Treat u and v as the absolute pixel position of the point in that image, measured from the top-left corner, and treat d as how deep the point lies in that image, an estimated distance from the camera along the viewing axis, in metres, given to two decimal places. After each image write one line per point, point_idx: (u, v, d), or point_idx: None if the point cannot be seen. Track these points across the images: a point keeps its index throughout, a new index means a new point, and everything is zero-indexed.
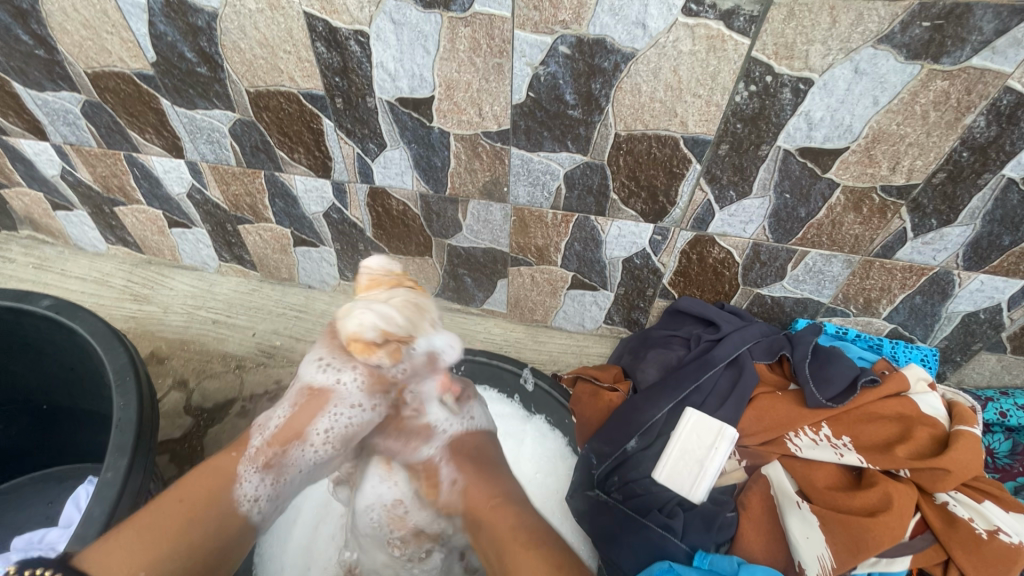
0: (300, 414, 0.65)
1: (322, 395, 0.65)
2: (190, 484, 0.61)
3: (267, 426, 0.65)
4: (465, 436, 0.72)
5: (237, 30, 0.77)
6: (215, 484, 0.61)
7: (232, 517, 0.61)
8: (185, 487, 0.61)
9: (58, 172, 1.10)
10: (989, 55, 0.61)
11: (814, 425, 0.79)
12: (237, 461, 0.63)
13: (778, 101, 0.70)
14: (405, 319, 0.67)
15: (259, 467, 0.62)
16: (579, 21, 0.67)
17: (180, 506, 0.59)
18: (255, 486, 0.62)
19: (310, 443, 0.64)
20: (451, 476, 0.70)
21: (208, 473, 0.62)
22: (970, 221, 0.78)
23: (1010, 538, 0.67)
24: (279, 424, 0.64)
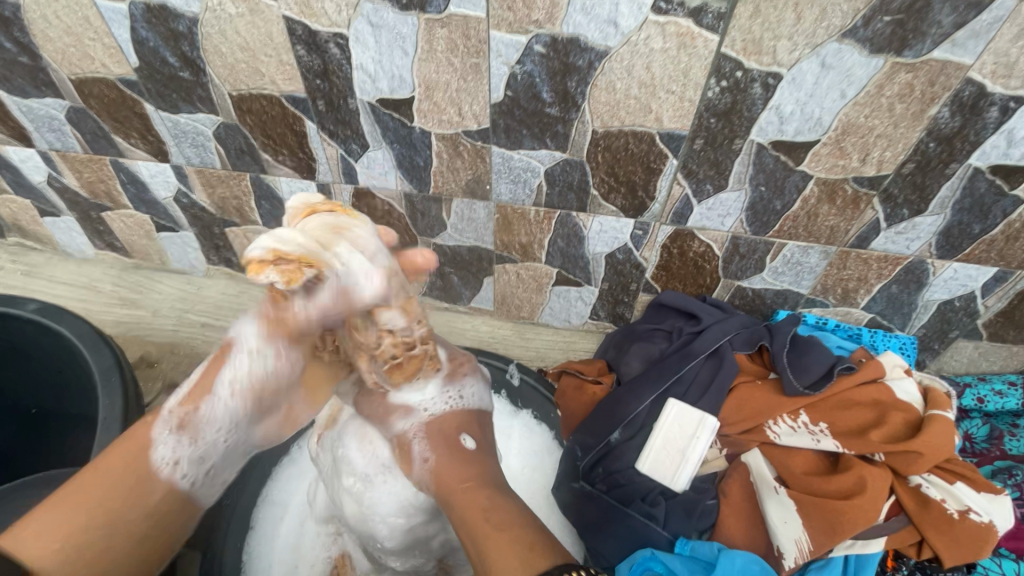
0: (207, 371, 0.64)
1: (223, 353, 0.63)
2: (110, 454, 0.60)
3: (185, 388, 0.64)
4: (446, 415, 0.73)
5: (218, 34, 0.78)
6: (132, 454, 0.60)
7: (152, 485, 0.61)
8: (106, 457, 0.60)
9: (45, 178, 1.11)
10: (949, 47, 0.63)
11: (793, 413, 0.80)
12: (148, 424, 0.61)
13: (749, 96, 0.71)
14: (310, 239, 0.55)
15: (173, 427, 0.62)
16: (553, 20, 0.68)
17: (92, 477, 0.58)
18: (166, 447, 0.61)
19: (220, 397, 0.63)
20: (424, 453, 0.71)
21: (125, 442, 0.61)
22: (940, 211, 0.79)
23: (979, 517, 0.70)
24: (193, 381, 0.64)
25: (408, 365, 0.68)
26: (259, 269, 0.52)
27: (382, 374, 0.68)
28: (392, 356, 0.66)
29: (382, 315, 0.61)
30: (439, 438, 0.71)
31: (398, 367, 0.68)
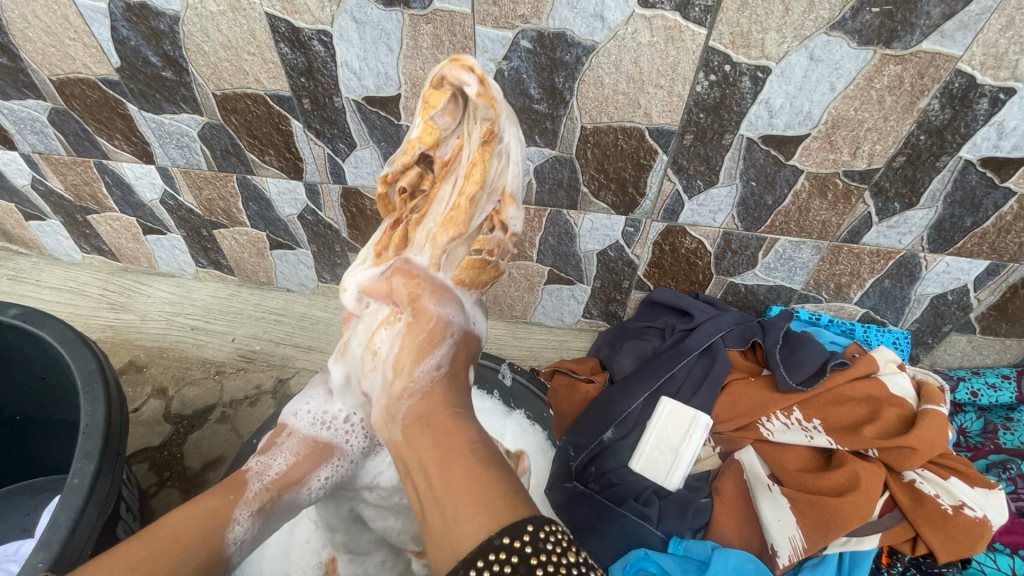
0: (298, 462, 0.55)
1: (325, 446, 0.57)
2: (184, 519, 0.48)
3: (268, 470, 0.55)
4: (468, 340, 0.58)
5: (200, 33, 0.77)
6: (208, 524, 0.48)
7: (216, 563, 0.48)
8: (179, 521, 0.48)
9: (29, 182, 1.09)
10: (938, 39, 0.62)
11: (786, 409, 0.80)
12: (233, 502, 0.50)
13: (738, 90, 0.71)
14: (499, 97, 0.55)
15: (256, 510, 0.51)
16: (539, 15, 0.67)
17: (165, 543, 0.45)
18: (246, 530, 0.50)
19: (308, 489, 0.55)
20: (441, 359, 0.53)
21: (199, 513, 0.49)
22: (931, 204, 0.79)
23: (975, 513, 0.69)
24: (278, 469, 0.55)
25: (487, 268, 0.59)
26: (461, 67, 0.52)
27: (454, 262, 0.58)
28: (484, 254, 0.58)
29: (507, 211, 0.57)
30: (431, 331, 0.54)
31: (478, 264, 0.58)
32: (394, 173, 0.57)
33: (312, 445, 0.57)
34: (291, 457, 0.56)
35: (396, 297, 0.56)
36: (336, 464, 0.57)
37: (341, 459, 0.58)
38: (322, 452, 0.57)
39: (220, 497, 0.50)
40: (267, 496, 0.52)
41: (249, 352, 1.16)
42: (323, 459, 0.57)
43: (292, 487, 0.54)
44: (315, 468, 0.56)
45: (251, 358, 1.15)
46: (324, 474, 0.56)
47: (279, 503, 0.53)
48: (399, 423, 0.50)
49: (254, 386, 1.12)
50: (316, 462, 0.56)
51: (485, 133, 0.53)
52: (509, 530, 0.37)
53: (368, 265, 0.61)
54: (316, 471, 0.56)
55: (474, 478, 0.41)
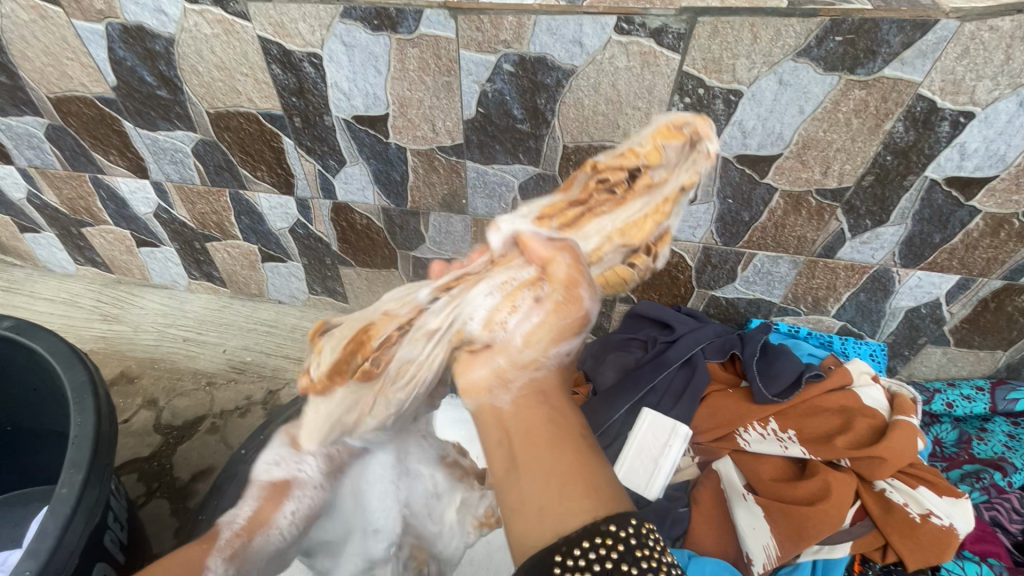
0: (264, 506, 0.65)
1: (284, 485, 0.66)
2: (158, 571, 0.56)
3: (237, 516, 0.65)
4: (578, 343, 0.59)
5: (195, 55, 0.80)
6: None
7: None
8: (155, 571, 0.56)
9: (25, 195, 1.11)
10: (899, 66, 0.65)
11: (762, 420, 0.82)
12: (208, 549, 0.59)
13: (712, 113, 0.73)
14: None
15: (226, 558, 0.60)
16: (520, 40, 0.70)
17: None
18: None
19: (276, 527, 0.65)
20: (569, 348, 0.53)
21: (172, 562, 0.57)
22: (901, 221, 0.82)
23: (941, 521, 0.72)
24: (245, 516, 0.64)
25: (621, 281, 0.64)
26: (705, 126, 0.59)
27: (607, 265, 0.61)
28: (630, 266, 0.63)
29: (660, 249, 0.64)
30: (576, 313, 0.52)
31: (619, 277, 0.63)
32: (608, 164, 0.61)
33: (273, 486, 0.67)
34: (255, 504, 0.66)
35: (553, 270, 0.53)
36: (300, 495, 0.67)
37: (303, 489, 0.67)
38: (283, 490, 0.66)
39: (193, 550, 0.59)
40: (237, 544, 0.62)
41: (240, 363, 1.17)
42: (284, 496, 0.66)
43: (260, 529, 0.64)
44: (281, 506, 0.66)
45: (241, 369, 1.17)
46: (291, 510, 0.66)
47: (248, 546, 0.63)
48: (515, 392, 0.49)
49: (244, 398, 1.13)
50: (277, 502, 0.66)
51: (684, 183, 0.60)
52: (614, 517, 0.39)
53: (528, 219, 0.60)
54: (281, 510, 0.66)
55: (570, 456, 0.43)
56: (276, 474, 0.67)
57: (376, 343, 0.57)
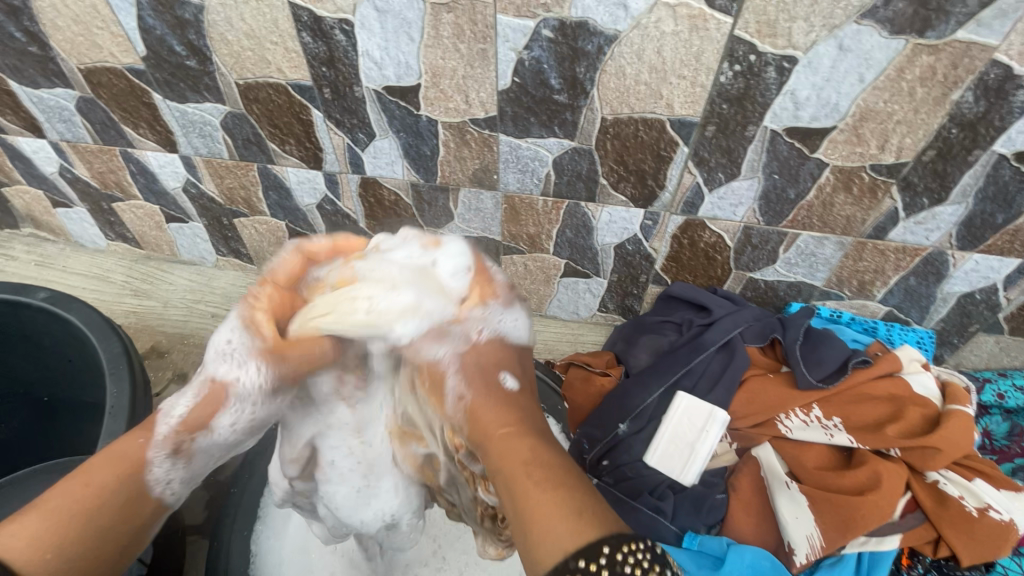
0: (197, 409, 0.52)
1: (221, 390, 0.53)
2: (98, 466, 0.48)
3: (171, 413, 0.52)
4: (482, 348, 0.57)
5: (225, 22, 0.78)
6: (119, 473, 0.48)
7: (143, 504, 0.49)
8: (92, 469, 0.48)
9: (57, 169, 1.12)
10: (974, 28, 0.60)
11: (805, 407, 0.79)
12: (143, 445, 0.50)
13: (763, 81, 0.69)
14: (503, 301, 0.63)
15: (170, 452, 0.50)
16: (561, 4, 0.67)
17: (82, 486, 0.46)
18: (168, 471, 0.51)
19: (218, 431, 0.53)
20: (458, 390, 0.55)
21: (111, 457, 0.49)
22: (962, 200, 0.77)
23: (1000, 515, 0.69)
24: (182, 411, 0.52)
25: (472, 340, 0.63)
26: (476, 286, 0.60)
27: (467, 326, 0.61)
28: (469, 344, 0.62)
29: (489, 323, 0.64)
30: (494, 376, 0.56)
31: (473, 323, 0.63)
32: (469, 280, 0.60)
33: (212, 388, 0.53)
34: (196, 399, 0.52)
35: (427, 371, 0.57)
36: (237, 407, 0.53)
37: (240, 402, 0.53)
38: (220, 397, 0.53)
39: (130, 441, 0.50)
40: (181, 441, 0.51)
41: None
42: (221, 404, 0.53)
43: (199, 431, 0.52)
44: (218, 412, 0.53)
45: None
46: (229, 421, 0.53)
47: (190, 446, 0.52)
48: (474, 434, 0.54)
49: None
50: (215, 407, 0.52)
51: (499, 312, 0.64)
52: (584, 553, 0.42)
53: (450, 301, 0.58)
54: (227, 430, 0.53)
55: (566, 471, 0.47)
56: (219, 373, 0.53)
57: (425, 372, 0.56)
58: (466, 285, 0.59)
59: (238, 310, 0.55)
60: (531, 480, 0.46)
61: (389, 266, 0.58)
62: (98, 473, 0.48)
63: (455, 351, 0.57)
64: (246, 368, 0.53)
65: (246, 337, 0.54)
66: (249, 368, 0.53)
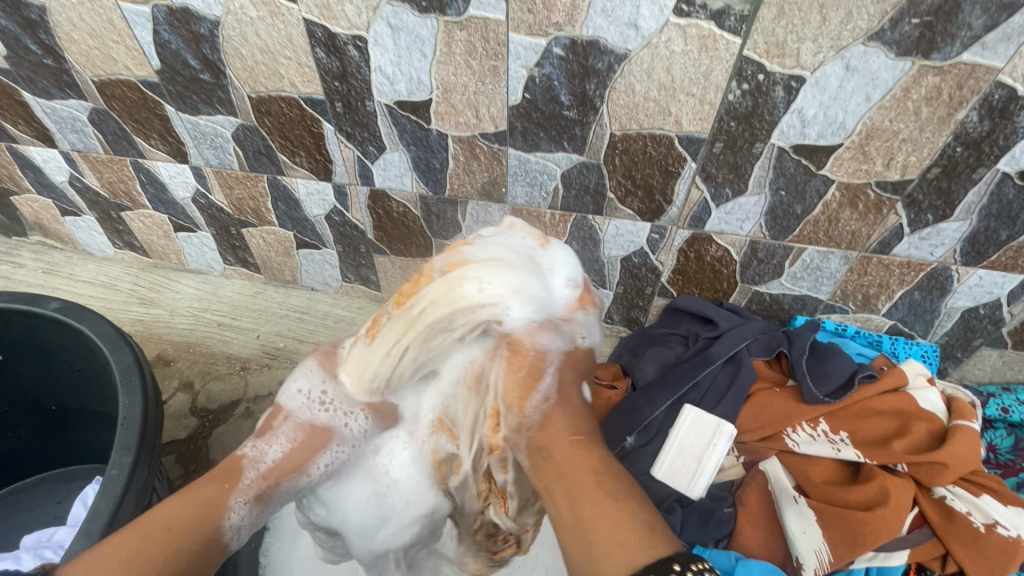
0: (299, 451, 0.65)
1: (324, 434, 0.67)
2: (173, 509, 0.55)
3: (264, 458, 0.63)
4: (573, 353, 0.66)
5: (239, 37, 0.79)
6: (201, 514, 0.56)
7: (216, 544, 0.57)
8: (167, 511, 0.55)
9: (67, 178, 1.12)
10: (979, 50, 0.61)
11: (812, 421, 0.80)
12: (228, 489, 0.59)
13: (771, 100, 0.70)
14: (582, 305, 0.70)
15: (251, 498, 0.61)
16: (573, 23, 0.68)
17: (165, 532, 0.53)
18: (241, 518, 0.60)
19: (308, 475, 0.66)
20: (548, 389, 0.60)
21: (194, 503, 0.57)
22: (966, 217, 0.78)
23: (1008, 532, 0.69)
24: (276, 458, 0.64)
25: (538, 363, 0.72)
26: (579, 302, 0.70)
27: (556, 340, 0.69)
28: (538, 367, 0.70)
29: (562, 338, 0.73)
30: (577, 385, 0.63)
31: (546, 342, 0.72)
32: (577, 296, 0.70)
33: (307, 433, 0.67)
34: (288, 445, 0.65)
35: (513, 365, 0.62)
36: (338, 449, 0.68)
37: (340, 446, 0.68)
38: (321, 440, 0.67)
39: (211, 486, 0.59)
40: (263, 486, 0.62)
41: (273, 349, 1.18)
42: (322, 447, 0.67)
43: (288, 474, 0.64)
44: (316, 455, 0.66)
45: (274, 355, 1.18)
46: (324, 461, 0.67)
47: (273, 488, 0.63)
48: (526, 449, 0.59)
49: (277, 383, 1.14)
50: (311, 448, 0.66)
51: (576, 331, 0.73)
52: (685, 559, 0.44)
53: (558, 304, 0.69)
54: (317, 459, 0.66)
55: (630, 489, 0.51)
56: (320, 418, 0.68)
57: (523, 355, 0.62)
58: (573, 296, 0.69)
59: (319, 363, 0.72)
60: (600, 487, 0.51)
61: (492, 248, 0.66)
62: (178, 517, 0.55)
63: (555, 354, 0.63)
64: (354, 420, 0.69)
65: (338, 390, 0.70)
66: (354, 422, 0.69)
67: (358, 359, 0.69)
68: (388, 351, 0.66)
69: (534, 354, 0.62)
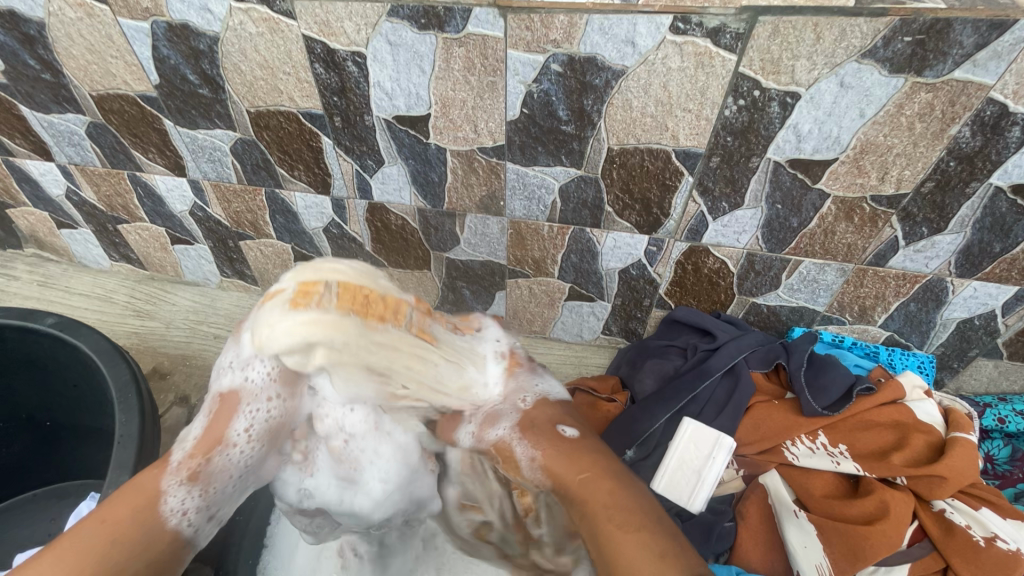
0: (216, 420, 0.63)
1: (231, 398, 0.64)
2: (112, 506, 0.56)
3: (188, 437, 0.63)
4: (535, 411, 0.69)
5: (238, 53, 0.79)
6: (138, 502, 0.57)
7: (161, 534, 0.57)
8: (107, 510, 0.55)
9: (64, 192, 1.12)
10: (971, 67, 0.62)
11: (811, 434, 0.81)
12: (160, 475, 0.58)
13: (767, 115, 0.71)
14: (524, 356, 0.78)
15: (184, 479, 0.59)
16: (571, 40, 0.68)
17: (99, 527, 0.53)
18: (183, 500, 0.59)
19: (233, 445, 0.62)
20: (529, 453, 0.64)
21: (130, 491, 0.57)
22: (960, 230, 0.78)
23: (1008, 545, 0.70)
24: (199, 432, 0.62)
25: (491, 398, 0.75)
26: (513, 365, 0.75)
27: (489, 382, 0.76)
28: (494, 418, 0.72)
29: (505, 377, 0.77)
30: (555, 429, 0.66)
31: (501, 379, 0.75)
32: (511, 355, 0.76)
33: (221, 402, 0.64)
34: (207, 417, 0.64)
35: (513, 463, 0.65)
36: (250, 411, 0.64)
37: (252, 405, 0.64)
38: (234, 404, 0.63)
39: (148, 474, 0.59)
40: (195, 464, 0.60)
41: None
42: (234, 412, 0.63)
43: (216, 448, 0.61)
44: (232, 421, 0.63)
45: None
46: (242, 426, 0.63)
47: (208, 466, 0.61)
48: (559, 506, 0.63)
49: None
50: (228, 417, 0.63)
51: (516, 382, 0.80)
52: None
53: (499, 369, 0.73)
54: (233, 425, 0.63)
55: (640, 515, 0.54)
56: (228, 383, 0.65)
57: (516, 460, 0.65)
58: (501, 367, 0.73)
59: (243, 336, 0.66)
60: (613, 526, 0.53)
61: (452, 337, 0.70)
62: (115, 511, 0.55)
63: (513, 426, 0.67)
64: (255, 371, 0.64)
65: (241, 354, 0.66)
66: (255, 372, 0.64)
67: (264, 315, 0.59)
68: (303, 332, 0.56)
69: (499, 446, 0.67)
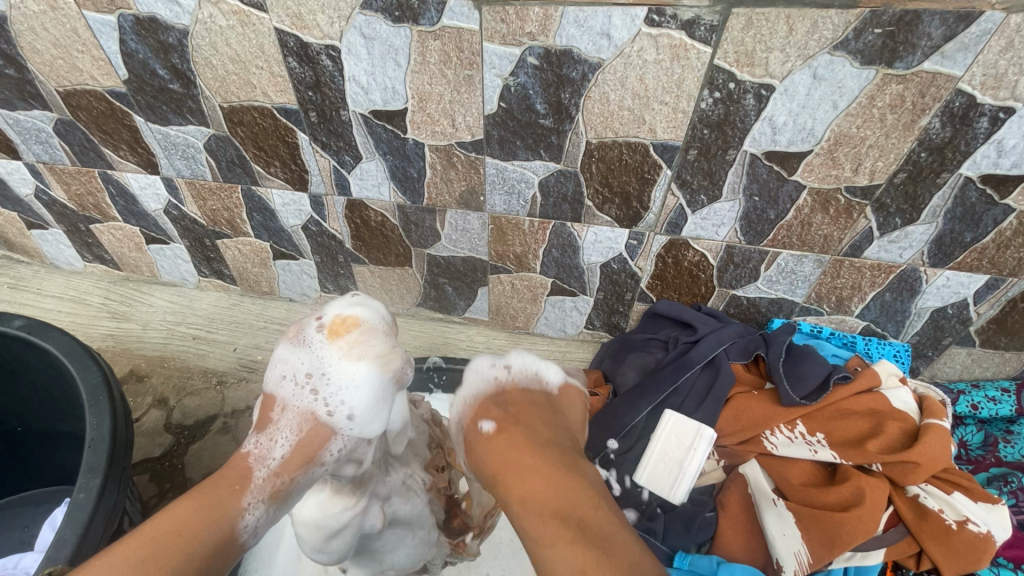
0: (306, 440, 0.60)
1: (324, 425, 0.61)
2: (178, 510, 0.54)
3: (272, 456, 0.60)
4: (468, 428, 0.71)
5: (209, 47, 0.78)
6: (214, 504, 0.56)
7: (230, 541, 0.55)
8: (176, 510, 0.54)
9: (32, 191, 1.09)
10: (939, 59, 0.63)
11: (790, 423, 0.82)
12: (240, 491, 0.57)
13: (742, 108, 0.71)
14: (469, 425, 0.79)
15: (267, 496, 0.58)
16: (546, 33, 0.68)
17: (169, 534, 0.52)
18: (258, 516, 0.57)
19: (322, 464, 0.61)
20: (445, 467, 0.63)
21: (208, 496, 0.56)
22: (932, 220, 0.80)
23: (978, 528, 0.72)
24: (285, 451, 0.60)
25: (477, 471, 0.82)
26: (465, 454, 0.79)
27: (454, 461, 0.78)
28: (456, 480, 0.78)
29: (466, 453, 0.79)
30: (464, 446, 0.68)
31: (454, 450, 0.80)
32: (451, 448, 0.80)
33: (313, 425, 0.61)
34: (293, 438, 0.60)
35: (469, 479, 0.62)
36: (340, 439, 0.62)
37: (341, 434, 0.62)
38: (322, 433, 0.61)
39: (226, 478, 0.58)
40: (280, 481, 0.59)
41: (250, 362, 1.16)
42: (327, 435, 0.61)
43: (301, 467, 0.60)
44: (326, 444, 0.61)
45: (252, 368, 1.15)
46: (335, 448, 0.61)
47: (291, 483, 0.59)
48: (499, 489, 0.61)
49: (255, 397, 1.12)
50: (320, 441, 0.61)
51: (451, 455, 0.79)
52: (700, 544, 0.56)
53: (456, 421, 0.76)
54: (327, 447, 0.61)
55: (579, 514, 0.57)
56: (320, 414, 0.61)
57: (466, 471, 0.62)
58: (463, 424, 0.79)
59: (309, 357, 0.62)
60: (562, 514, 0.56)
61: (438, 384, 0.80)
62: (182, 513, 0.54)
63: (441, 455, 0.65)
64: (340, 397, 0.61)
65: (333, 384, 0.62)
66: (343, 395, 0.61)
67: (361, 341, 0.62)
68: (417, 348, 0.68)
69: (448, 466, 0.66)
